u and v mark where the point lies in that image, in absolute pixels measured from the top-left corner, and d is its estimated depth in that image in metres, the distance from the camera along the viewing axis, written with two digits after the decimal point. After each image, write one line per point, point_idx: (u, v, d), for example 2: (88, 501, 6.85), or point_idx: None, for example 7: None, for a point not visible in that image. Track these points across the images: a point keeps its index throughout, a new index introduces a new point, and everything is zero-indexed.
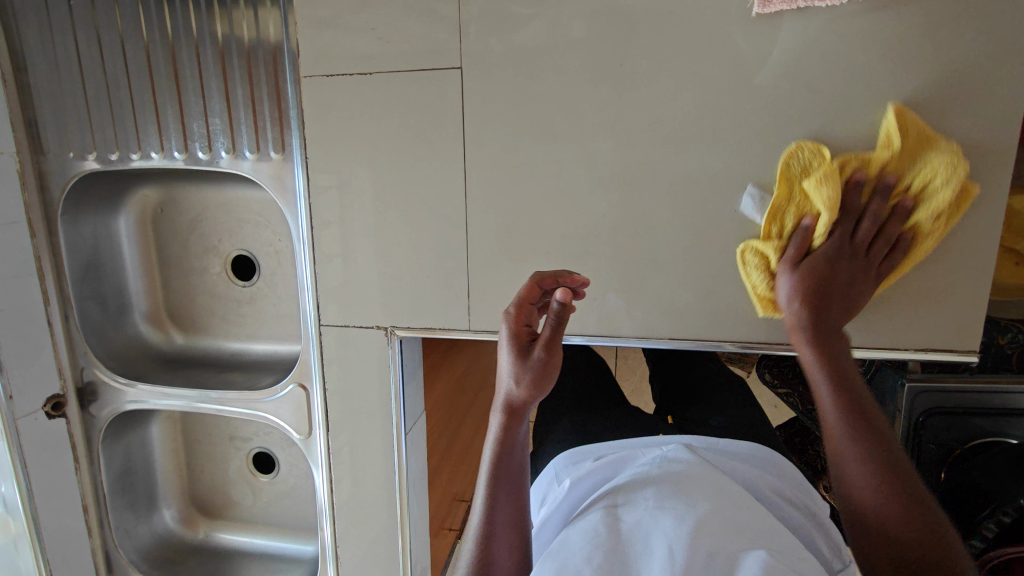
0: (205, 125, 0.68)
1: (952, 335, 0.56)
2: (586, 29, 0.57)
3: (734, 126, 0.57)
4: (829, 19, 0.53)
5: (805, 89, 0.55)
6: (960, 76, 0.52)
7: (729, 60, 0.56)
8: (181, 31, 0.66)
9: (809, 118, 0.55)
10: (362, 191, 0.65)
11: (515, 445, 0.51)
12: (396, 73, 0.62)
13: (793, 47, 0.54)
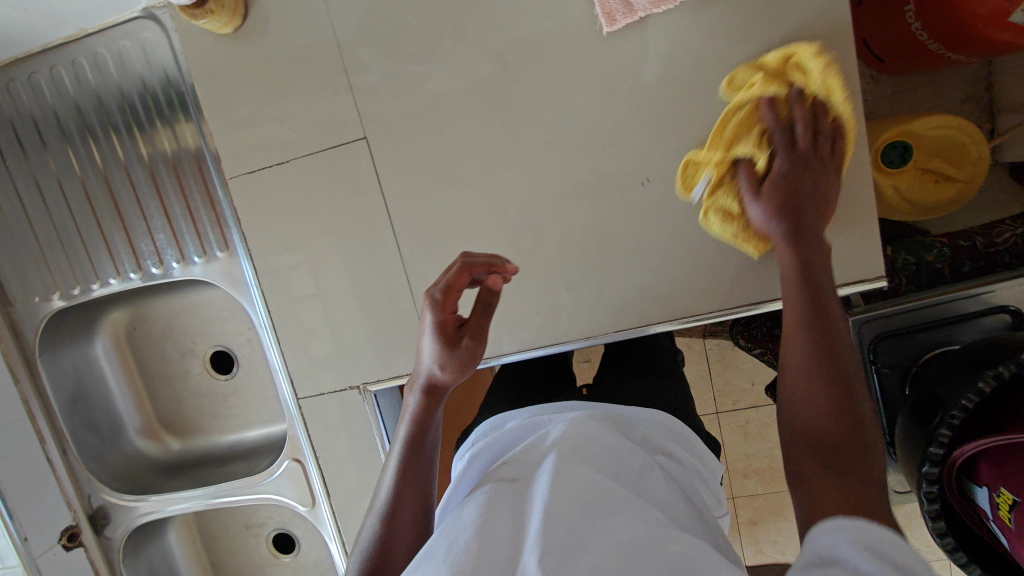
0: (152, 243, 0.73)
1: (862, 268, 0.61)
2: (465, 78, 0.65)
3: (614, 130, 0.64)
4: (663, 22, 0.61)
5: (663, 85, 0.62)
6: (787, 41, 0.59)
7: (592, 76, 0.63)
8: (111, 164, 0.71)
9: (675, 108, 0.62)
10: (308, 266, 0.71)
11: (430, 428, 0.56)
12: (309, 154, 0.67)
13: (641, 52, 0.62)
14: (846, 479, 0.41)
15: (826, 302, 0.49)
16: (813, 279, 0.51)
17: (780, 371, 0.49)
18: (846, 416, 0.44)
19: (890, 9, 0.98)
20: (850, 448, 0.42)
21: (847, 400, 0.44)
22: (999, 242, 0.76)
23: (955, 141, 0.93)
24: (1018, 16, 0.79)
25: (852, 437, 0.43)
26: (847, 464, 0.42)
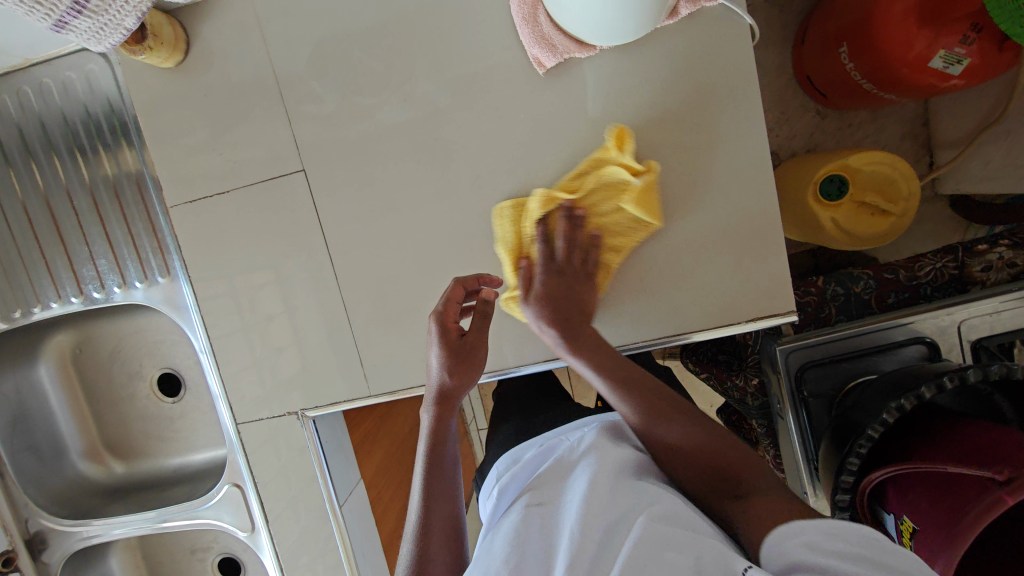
0: (94, 268, 0.75)
1: (765, 302, 0.67)
2: (397, 119, 0.70)
3: (535, 170, 0.69)
4: (575, 74, 0.67)
5: (578, 131, 0.68)
6: (687, 94, 0.66)
7: (514, 121, 0.69)
8: (55, 190, 0.74)
9: (590, 152, 0.68)
10: (250, 293, 0.74)
11: (447, 433, 0.63)
12: (252, 186, 0.72)
13: (557, 101, 0.68)
14: (717, 463, 0.55)
15: (607, 361, 0.62)
16: (591, 348, 0.63)
17: (653, 425, 0.59)
18: (704, 426, 0.58)
19: (827, 48, 1.04)
20: (711, 444, 0.56)
21: (702, 422, 0.58)
22: (921, 274, 0.80)
23: (888, 175, 0.98)
24: (937, 62, 0.85)
25: (704, 442, 0.57)
26: (715, 448, 0.56)
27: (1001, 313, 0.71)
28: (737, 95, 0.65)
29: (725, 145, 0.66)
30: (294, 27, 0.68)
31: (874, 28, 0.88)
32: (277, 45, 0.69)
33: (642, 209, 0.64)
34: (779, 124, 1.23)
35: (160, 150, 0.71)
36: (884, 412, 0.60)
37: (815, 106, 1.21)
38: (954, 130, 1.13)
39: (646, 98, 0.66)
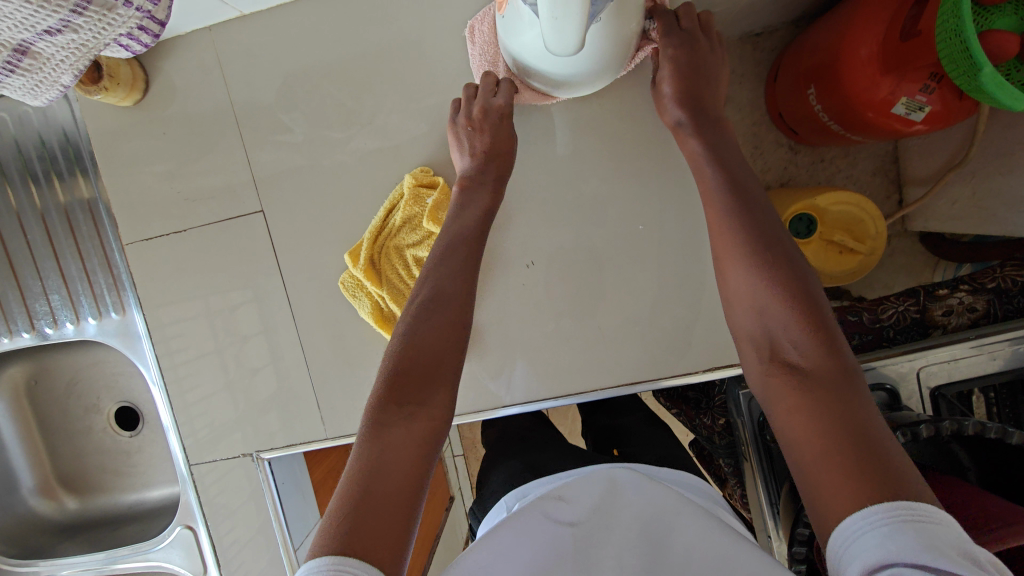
0: (48, 303, 0.73)
1: (719, 353, 0.70)
2: (360, 161, 0.70)
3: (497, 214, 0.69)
4: None
5: None
6: None
7: None
8: (9, 223, 0.72)
9: None
10: (207, 331, 0.73)
11: (436, 309, 0.57)
12: (212, 224, 0.71)
13: None
14: (803, 329, 0.50)
15: (751, 207, 0.56)
16: (740, 187, 0.57)
17: (748, 278, 0.54)
18: (803, 270, 0.52)
19: (798, 86, 1.05)
20: (805, 307, 0.51)
21: (795, 273, 0.52)
22: (883, 317, 0.81)
23: (856, 216, 0.99)
24: (900, 108, 0.86)
25: (798, 303, 0.51)
26: (800, 307, 0.51)
27: (958, 361, 0.72)
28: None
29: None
30: (256, 67, 0.68)
31: (841, 72, 0.90)
32: (240, 85, 0.69)
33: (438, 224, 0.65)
34: (752, 158, 1.25)
35: (118, 187, 0.71)
36: None
37: (788, 141, 1.23)
38: (922, 168, 1.15)
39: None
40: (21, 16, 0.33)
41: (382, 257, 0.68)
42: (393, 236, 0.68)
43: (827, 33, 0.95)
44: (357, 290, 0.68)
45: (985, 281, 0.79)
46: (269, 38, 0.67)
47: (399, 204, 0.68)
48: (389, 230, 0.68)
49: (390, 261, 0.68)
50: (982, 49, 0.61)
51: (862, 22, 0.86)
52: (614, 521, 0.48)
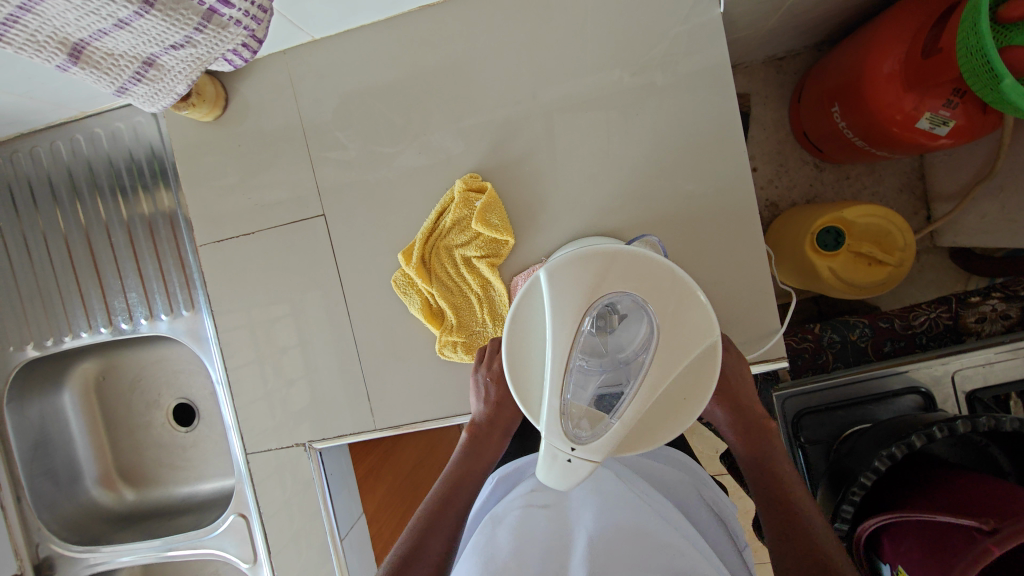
0: (125, 300, 0.80)
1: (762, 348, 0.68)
2: (412, 170, 0.75)
3: (539, 218, 0.73)
4: (577, 128, 0.71)
5: (580, 181, 0.72)
6: (683, 148, 0.69)
7: (519, 173, 0.73)
8: (96, 228, 0.80)
9: (591, 201, 0.72)
10: (266, 328, 0.78)
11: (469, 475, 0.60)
12: (276, 228, 0.77)
13: (561, 153, 0.72)
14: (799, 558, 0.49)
15: (784, 483, 0.56)
16: (751, 425, 0.62)
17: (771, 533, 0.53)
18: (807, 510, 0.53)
19: (823, 105, 1.09)
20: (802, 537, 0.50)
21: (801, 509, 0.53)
22: (916, 324, 0.82)
23: (883, 228, 1.02)
24: (924, 123, 0.89)
25: (794, 534, 0.51)
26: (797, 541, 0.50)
27: (993, 364, 0.72)
28: (727, 152, 0.68)
29: (717, 196, 0.69)
30: (321, 86, 0.75)
31: (865, 91, 0.93)
32: (306, 102, 0.75)
33: (488, 228, 0.70)
34: (779, 176, 1.28)
35: (194, 195, 0.77)
36: (875, 460, 0.62)
37: (815, 159, 1.26)
38: (950, 184, 1.16)
39: (642, 153, 0.70)
40: (156, 32, 0.39)
41: (433, 257, 0.73)
42: (443, 238, 0.73)
43: (850, 55, 0.99)
44: (408, 284, 0.73)
45: (1018, 290, 0.81)
46: (333, 60, 0.74)
47: (449, 207, 0.73)
48: (440, 231, 0.73)
49: (441, 259, 0.73)
50: (1003, 63, 0.64)
51: (884, 42, 0.90)
52: (580, 513, 0.52)
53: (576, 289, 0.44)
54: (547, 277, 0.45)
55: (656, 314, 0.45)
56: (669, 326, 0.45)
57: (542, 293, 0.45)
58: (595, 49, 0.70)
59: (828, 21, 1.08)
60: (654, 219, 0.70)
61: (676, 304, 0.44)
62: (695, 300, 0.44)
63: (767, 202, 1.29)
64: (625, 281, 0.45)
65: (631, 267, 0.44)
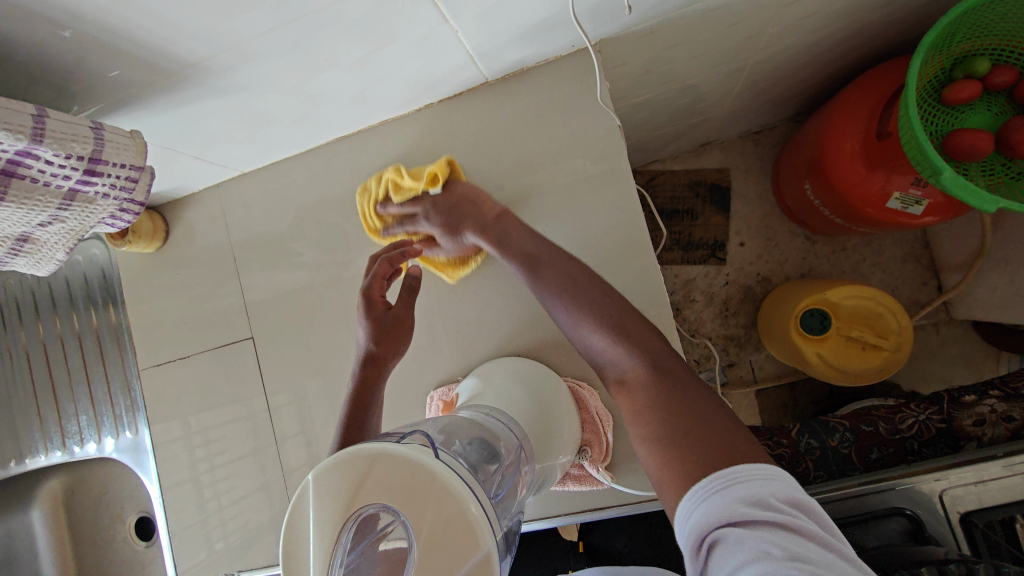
0: (78, 423, 0.85)
1: None
2: (337, 288, 0.75)
3: (460, 334, 0.70)
4: (494, 241, 0.69)
5: (499, 295, 0.69)
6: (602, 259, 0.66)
7: (439, 286, 0.71)
8: (58, 354, 0.86)
9: (513, 315, 0.69)
10: (205, 450, 0.79)
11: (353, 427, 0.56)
12: (215, 351, 0.79)
13: (480, 267, 0.70)
14: (704, 463, 0.37)
15: (599, 305, 0.48)
16: (581, 284, 0.50)
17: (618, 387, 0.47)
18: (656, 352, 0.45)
19: (797, 182, 1.05)
20: (699, 428, 0.40)
21: (692, 405, 0.42)
22: (903, 427, 0.74)
23: (871, 309, 0.94)
24: (895, 203, 0.83)
25: (693, 436, 0.39)
26: (696, 439, 0.39)
27: (987, 483, 0.63)
28: (647, 260, 0.65)
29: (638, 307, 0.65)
30: (253, 214, 0.78)
31: (832, 170, 0.89)
32: (241, 229, 0.79)
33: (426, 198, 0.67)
34: (767, 249, 1.21)
35: (139, 320, 0.81)
36: None
37: (803, 231, 1.19)
38: (955, 253, 1.07)
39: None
40: (17, 217, 0.42)
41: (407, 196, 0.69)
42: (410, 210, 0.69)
43: (814, 133, 0.96)
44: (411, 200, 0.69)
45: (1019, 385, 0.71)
46: (264, 188, 0.77)
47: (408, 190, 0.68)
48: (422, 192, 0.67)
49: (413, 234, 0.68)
50: (942, 155, 0.60)
51: (840, 125, 0.87)
52: None
53: (323, 507, 0.29)
54: (304, 484, 0.30)
55: (417, 534, 0.28)
56: (433, 544, 0.28)
57: (300, 509, 0.29)
58: (507, 164, 0.69)
59: (791, 98, 1.05)
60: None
61: (446, 523, 0.28)
62: (474, 521, 0.28)
63: (757, 276, 1.21)
64: (387, 493, 0.28)
65: (394, 475, 0.29)
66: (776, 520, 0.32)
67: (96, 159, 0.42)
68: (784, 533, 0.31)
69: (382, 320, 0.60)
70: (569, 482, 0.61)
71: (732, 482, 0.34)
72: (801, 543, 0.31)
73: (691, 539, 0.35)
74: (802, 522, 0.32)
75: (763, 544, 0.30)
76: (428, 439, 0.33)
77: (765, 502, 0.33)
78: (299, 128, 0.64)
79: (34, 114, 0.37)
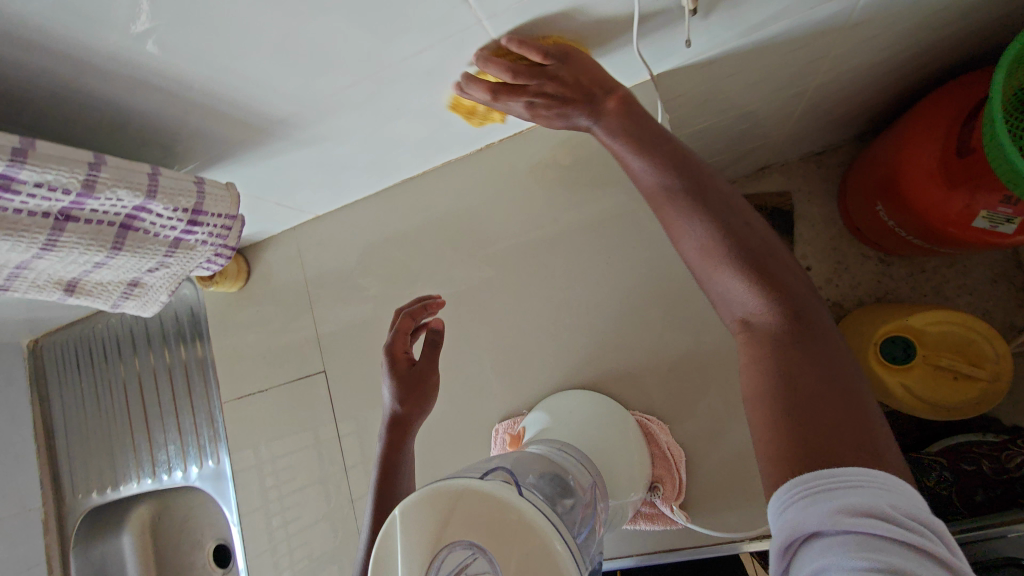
0: (166, 453, 0.91)
1: None
2: None
3: (522, 366, 0.71)
4: (555, 274, 0.70)
5: (561, 327, 0.69)
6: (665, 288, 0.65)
7: (500, 320, 0.72)
8: (150, 387, 0.93)
9: (574, 347, 0.68)
10: (277, 480, 0.82)
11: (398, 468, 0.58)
12: (288, 384, 0.83)
13: (540, 299, 0.71)
14: (817, 453, 0.33)
15: (711, 202, 0.42)
16: (739, 232, 0.41)
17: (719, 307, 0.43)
18: (787, 279, 0.40)
19: (868, 202, 1.00)
20: (836, 429, 0.33)
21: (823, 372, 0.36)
22: (1011, 468, 0.67)
23: (962, 337, 0.87)
24: (982, 221, 0.77)
25: (814, 417, 0.34)
26: (820, 419, 0.34)
27: None
28: None
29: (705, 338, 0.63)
30: (323, 253, 0.83)
31: (907, 190, 0.84)
32: (312, 267, 0.83)
33: None
34: (838, 274, 1.15)
35: (222, 355, 0.87)
36: None
37: (876, 253, 1.13)
38: None
39: (621, 296, 0.67)
40: (131, 264, 0.47)
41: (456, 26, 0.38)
42: None
43: (884, 152, 0.92)
44: None
45: None
46: (334, 228, 0.82)
47: None
48: None
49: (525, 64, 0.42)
50: None
51: (914, 143, 0.83)
52: None
53: (410, 542, 0.29)
54: (392, 518, 0.31)
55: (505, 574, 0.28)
56: None
57: (388, 543, 0.30)
58: (564, 197, 0.70)
59: (856, 117, 1.01)
60: (637, 367, 0.65)
61: (532, 562, 0.28)
62: (561, 562, 0.28)
63: (828, 302, 1.15)
64: (471, 530, 0.29)
65: (480, 513, 0.29)
66: (886, 533, 0.27)
67: (197, 210, 0.46)
68: (891, 549, 0.27)
69: (406, 376, 0.61)
70: (641, 521, 0.59)
71: (827, 484, 0.30)
72: (916, 565, 0.26)
73: (778, 533, 0.31)
74: (921, 542, 0.27)
75: (867, 555, 0.26)
76: (508, 476, 0.33)
77: (877, 512, 0.28)
78: (370, 173, 0.68)
79: (148, 173, 0.42)
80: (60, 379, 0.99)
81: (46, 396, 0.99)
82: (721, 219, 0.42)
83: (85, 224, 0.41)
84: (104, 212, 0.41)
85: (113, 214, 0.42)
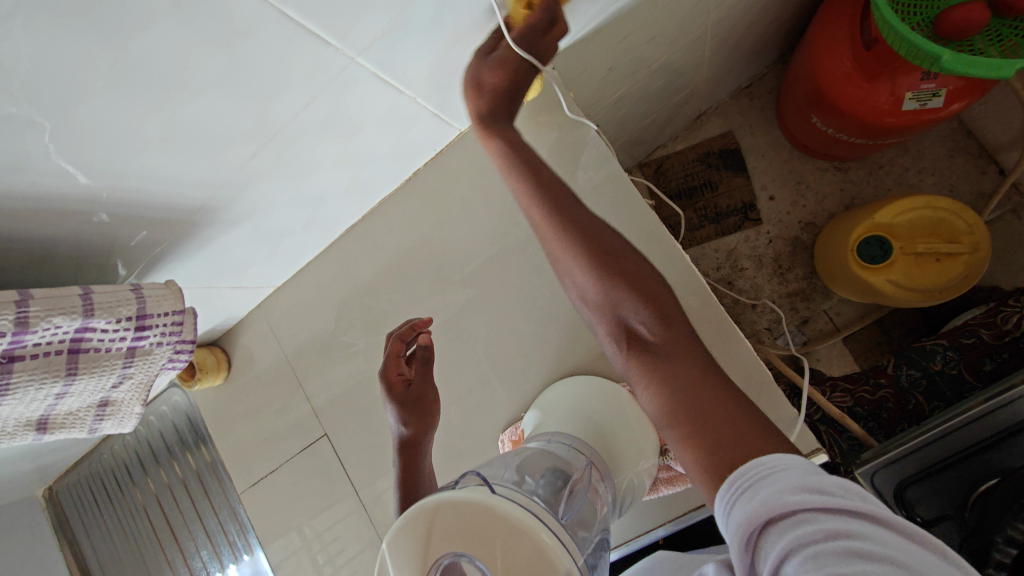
0: (201, 559, 0.90)
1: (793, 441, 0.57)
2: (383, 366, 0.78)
3: (508, 373, 0.71)
4: (515, 275, 0.71)
5: (536, 324, 0.70)
6: None
7: (476, 335, 0.73)
8: (168, 500, 0.93)
9: (553, 339, 0.69)
10: (311, 554, 0.81)
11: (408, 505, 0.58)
12: (297, 456, 0.83)
13: (508, 304, 0.71)
14: (719, 450, 0.36)
15: (579, 225, 0.46)
16: (604, 251, 0.44)
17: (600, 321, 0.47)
18: (652, 290, 0.43)
19: (804, 118, 1.01)
20: (724, 425, 0.37)
21: (702, 371, 0.40)
22: (1010, 328, 0.67)
23: (932, 218, 0.88)
24: (911, 103, 0.78)
25: (711, 410, 0.38)
26: (709, 422, 0.37)
27: None
28: (663, 246, 0.64)
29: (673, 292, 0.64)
30: (294, 322, 0.83)
31: (833, 96, 0.85)
32: (287, 338, 0.84)
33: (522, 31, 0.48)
34: (801, 194, 1.15)
35: (230, 448, 0.87)
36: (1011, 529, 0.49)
37: (829, 164, 1.14)
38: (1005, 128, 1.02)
39: None
40: (94, 384, 0.47)
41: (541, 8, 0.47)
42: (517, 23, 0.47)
43: (802, 66, 0.93)
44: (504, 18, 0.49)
45: None
46: (297, 295, 0.83)
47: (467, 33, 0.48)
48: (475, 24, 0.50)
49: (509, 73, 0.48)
50: (932, 42, 0.58)
51: (824, 49, 0.84)
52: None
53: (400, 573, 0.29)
54: (382, 554, 0.31)
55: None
56: None
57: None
58: (500, 200, 0.71)
59: (766, 44, 1.03)
60: None
61: (521, 559, 0.28)
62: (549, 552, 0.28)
63: (800, 224, 1.15)
64: (455, 541, 0.29)
65: (459, 523, 0.29)
66: (829, 505, 0.28)
67: (142, 314, 0.47)
68: (839, 519, 0.28)
69: (405, 399, 0.60)
70: (662, 487, 0.59)
71: (758, 476, 0.32)
72: (861, 529, 0.27)
73: (734, 533, 0.31)
74: (864, 506, 0.28)
75: (817, 531, 0.28)
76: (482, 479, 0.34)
77: (815, 486, 0.30)
78: (312, 233, 0.70)
79: (81, 295, 0.42)
80: (82, 518, 0.99)
81: (71, 540, 0.99)
82: (590, 240, 0.45)
83: (33, 359, 0.41)
84: (47, 343, 0.41)
85: (58, 342, 0.42)
